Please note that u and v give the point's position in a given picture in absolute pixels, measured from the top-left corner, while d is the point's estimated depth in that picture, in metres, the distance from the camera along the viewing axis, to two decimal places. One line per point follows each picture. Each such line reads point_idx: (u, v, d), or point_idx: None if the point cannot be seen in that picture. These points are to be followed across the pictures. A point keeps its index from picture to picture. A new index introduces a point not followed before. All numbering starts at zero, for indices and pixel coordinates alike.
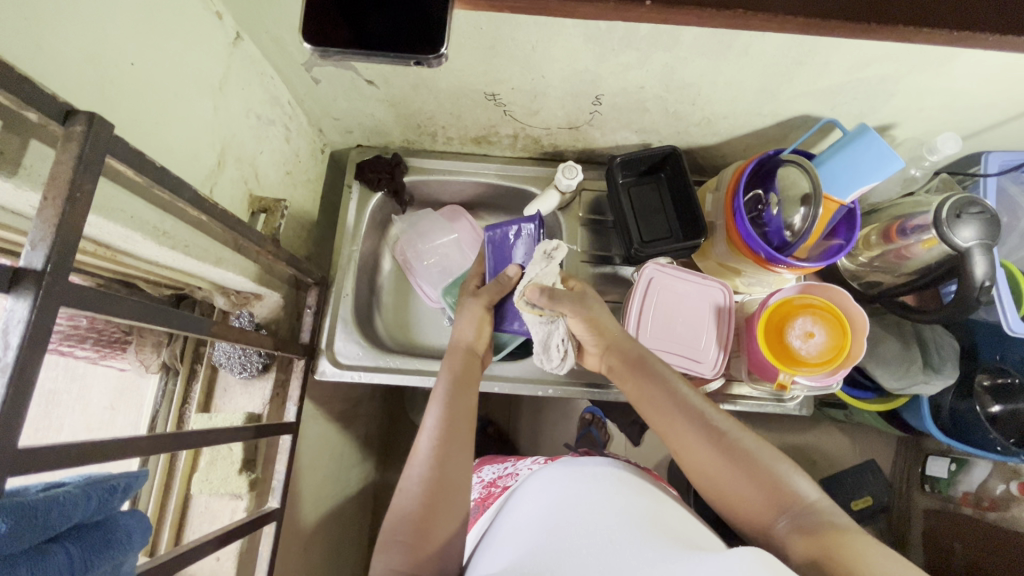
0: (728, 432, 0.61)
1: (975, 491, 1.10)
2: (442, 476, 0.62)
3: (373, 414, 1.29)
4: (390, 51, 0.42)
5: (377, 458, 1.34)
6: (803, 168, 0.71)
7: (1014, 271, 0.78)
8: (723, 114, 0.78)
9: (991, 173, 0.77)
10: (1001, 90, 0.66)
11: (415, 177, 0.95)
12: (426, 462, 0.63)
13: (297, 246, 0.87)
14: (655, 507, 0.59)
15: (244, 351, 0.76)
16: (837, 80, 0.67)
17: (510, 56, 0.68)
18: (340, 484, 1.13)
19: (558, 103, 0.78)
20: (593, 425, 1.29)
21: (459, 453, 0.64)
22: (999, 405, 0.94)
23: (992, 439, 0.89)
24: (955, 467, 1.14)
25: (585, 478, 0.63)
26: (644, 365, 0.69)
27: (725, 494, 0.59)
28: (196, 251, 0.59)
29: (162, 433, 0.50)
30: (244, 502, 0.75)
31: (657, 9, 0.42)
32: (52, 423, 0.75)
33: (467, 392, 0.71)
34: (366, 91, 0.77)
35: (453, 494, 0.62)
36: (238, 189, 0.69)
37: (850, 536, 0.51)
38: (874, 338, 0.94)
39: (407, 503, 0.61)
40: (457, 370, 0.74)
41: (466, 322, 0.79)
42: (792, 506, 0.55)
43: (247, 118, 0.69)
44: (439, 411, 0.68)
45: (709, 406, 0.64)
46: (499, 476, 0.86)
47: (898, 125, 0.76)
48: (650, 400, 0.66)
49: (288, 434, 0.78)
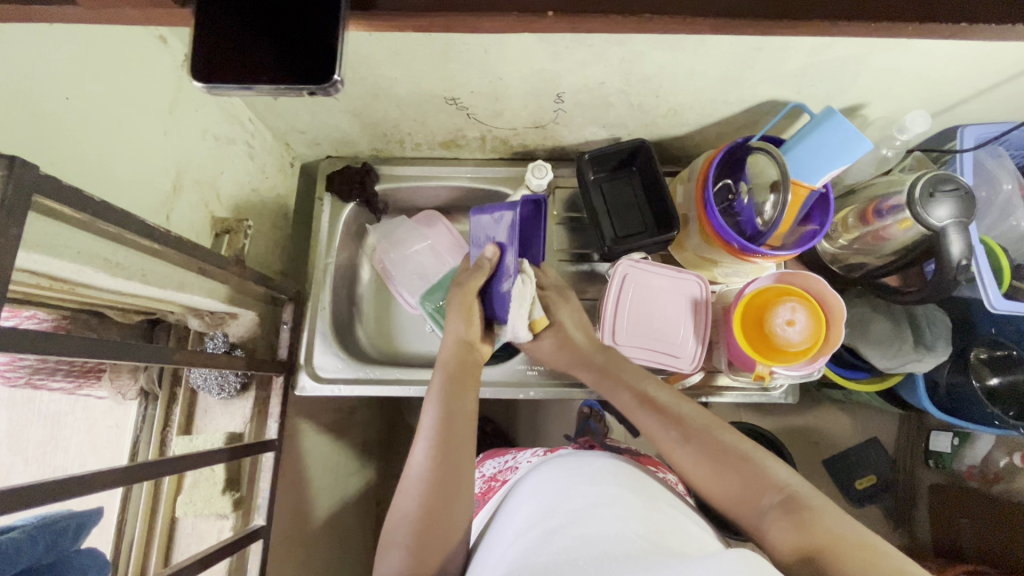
0: (703, 430, 0.64)
1: (980, 464, 1.15)
2: (437, 471, 0.63)
3: (369, 421, 1.30)
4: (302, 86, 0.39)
5: (379, 463, 1.34)
6: (771, 155, 0.70)
7: (992, 245, 0.75)
8: (689, 105, 0.76)
9: (968, 148, 0.74)
10: (969, 64, 0.64)
11: (388, 185, 0.95)
12: (424, 457, 0.64)
13: (269, 262, 0.87)
14: (659, 513, 0.58)
15: (220, 372, 0.77)
16: (800, 63, 0.65)
17: (465, 61, 0.67)
18: (338, 494, 1.13)
19: (521, 103, 0.77)
20: (592, 418, 1.28)
21: (457, 454, 0.65)
22: (998, 378, 0.95)
23: (992, 413, 0.91)
24: (959, 441, 1.16)
25: (586, 480, 0.62)
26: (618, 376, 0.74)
27: (711, 493, 0.60)
28: (156, 279, 0.58)
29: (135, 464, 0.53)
30: (230, 521, 0.75)
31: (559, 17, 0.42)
32: (58, 444, 0.78)
33: (464, 389, 0.70)
34: (326, 103, 0.77)
35: (454, 491, 0.62)
36: (199, 212, 0.68)
37: (827, 517, 0.51)
38: (865, 318, 0.96)
39: (409, 502, 0.62)
40: (451, 366, 0.72)
41: (452, 316, 0.76)
42: (769, 493, 0.56)
43: (204, 139, 0.68)
44: (436, 410, 0.68)
45: (689, 408, 0.67)
46: (499, 470, 0.85)
47: (868, 106, 0.74)
48: (637, 416, 0.70)
49: (271, 451, 0.79)
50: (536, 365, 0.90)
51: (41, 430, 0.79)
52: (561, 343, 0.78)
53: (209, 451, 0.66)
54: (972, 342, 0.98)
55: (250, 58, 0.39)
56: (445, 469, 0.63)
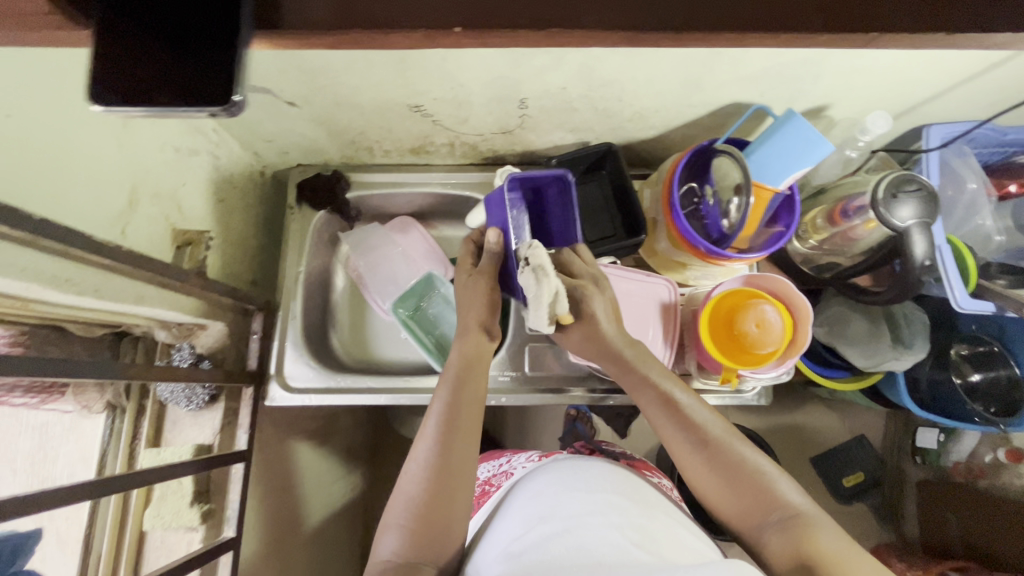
0: (720, 441, 0.61)
1: (965, 461, 1.13)
2: (443, 462, 0.60)
3: (355, 427, 1.29)
4: (199, 105, 0.38)
5: (367, 469, 1.34)
6: (734, 158, 0.69)
7: (959, 245, 0.75)
8: (654, 108, 0.76)
9: (933, 147, 0.74)
10: (927, 65, 0.64)
11: (359, 193, 0.94)
12: (431, 446, 0.62)
13: (238, 271, 0.86)
14: (653, 524, 0.58)
15: (187, 385, 0.77)
16: (759, 66, 0.65)
17: (423, 69, 0.66)
18: (322, 501, 1.13)
19: (485, 109, 0.76)
20: (579, 421, 1.29)
21: (463, 445, 0.62)
22: (978, 374, 0.98)
23: (972, 409, 0.92)
24: (945, 437, 1.16)
25: (582, 488, 0.62)
26: (632, 373, 0.68)
27: (716, 502, 0.60)
28: (111, 294, 0.58)
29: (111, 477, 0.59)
30: (199, 533, 0.75)
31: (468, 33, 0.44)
32: (48, 454, 0.72)
33: (476, 379, 0.67)
34: (289, 112, 0.77)
35: (459, 480, 0.60)
36: (158, 225, 0.67)
37: (834, 541, 0.52)
38: (843, 317, 0.96)
39: (411, 489, 0.60)
40: (466, 352, 0.69)
41: (467, 300, 0.72)
42: (775, 511, 0.56)
43: (164, 151, 0.68)
44: (447, 396, 0.65)
45: (705, 413, 0.64)
46: (493, 475, 0.82)
47: (832, 107, 0.74)
48: (650, 415, 0.66)
49: (241, 462, 0.79)
50: (508, 371, 0.90)
51: (30, 441, 0.72)
52: (588, 336, 0.69)
53: (176, 465, 0.68)
54: (953, 338, 0.99)
55: (161, 71, 0.38)
56: (450, 461, 0.61)
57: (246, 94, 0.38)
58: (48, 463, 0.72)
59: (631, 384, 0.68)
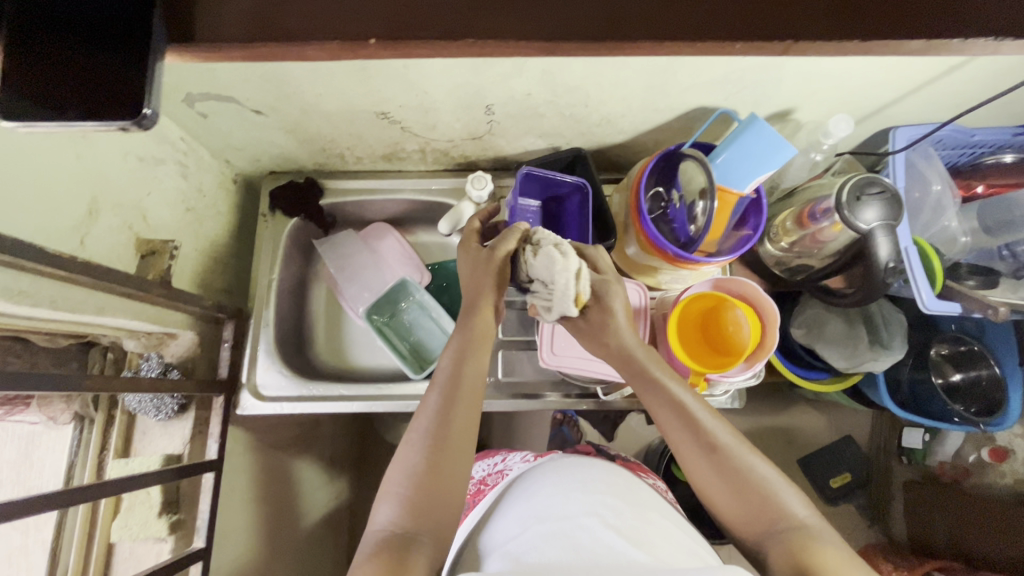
0: (729, 449, 0.60)
1: (951, 461, 1.14)
2: (444, 431, 0.60)
3: (341, 433, 1.28)
4: (114, 120, 0.38)
5: (353, 475, 1.33)
6: (700, 162, 0.69)
7: (925, 246, 0.75)
8: (621, 113, 0.76)
9: (898, 149, 0.74)
10: (886, 70, 0.64)
11: (332, 200, 0.94)
12: (432, 415, 0.61)
13: (208, 279, 0.86)
14: (647, 522, 0.59)
15: (156, 396, 0.76)
16: (720, 71, 0.65)
17: (386, 77, 0.67)
18: (306, 509, 1.11)
19: (452, 115, 0.76)
20: (564, 425, 1.30)
21: (466, 414, 0.62)
22: (960, 374, 0.99)
23: (952, 409, 0.92)
24: (930, 437, 1.16)
25: (578, 487, 0.63)
26: (643, 374, 0.65)
27: (721, 507, 0.59)
28: (67, 304, 0.58)
29: (77, 486, 0.58)
30: (168, 544, 0.75)
31: (384, 45, 0.44)
32: (33, 465, 0.73)
33: (481, 350, 0.67)
34: (256, 120, 0.77)
35: (460, 450, 0.60)
36: (120, 234, 0.67)
37: (838, 555, 0.52)
38: (820, 319, 0.96)
39: (411, 456, 0.59)
40: (473, 323, 0.68)
41: (473, 278, 0.71)
42: (778, 522, 0.56)
43: (126, 160, 0.68)
44: (450, 365, 0.65)
45: (714, 418, 0.62)
46: (488, 474, 0.79)
47: (798, 110, 0.74)
48: (657, 418, 0.64)
49: (211, 472, 0.79)
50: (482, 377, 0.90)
51: (15, 450, 0.73)
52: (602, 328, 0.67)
53: (148, 474, 0.68)
54: (934, 338, 0.99)
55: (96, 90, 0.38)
56: (451, 431, 0.60)
57: (156, 107, 0.39)
58: (34, 474, 0.73)
59: (641, 386, 0.65)
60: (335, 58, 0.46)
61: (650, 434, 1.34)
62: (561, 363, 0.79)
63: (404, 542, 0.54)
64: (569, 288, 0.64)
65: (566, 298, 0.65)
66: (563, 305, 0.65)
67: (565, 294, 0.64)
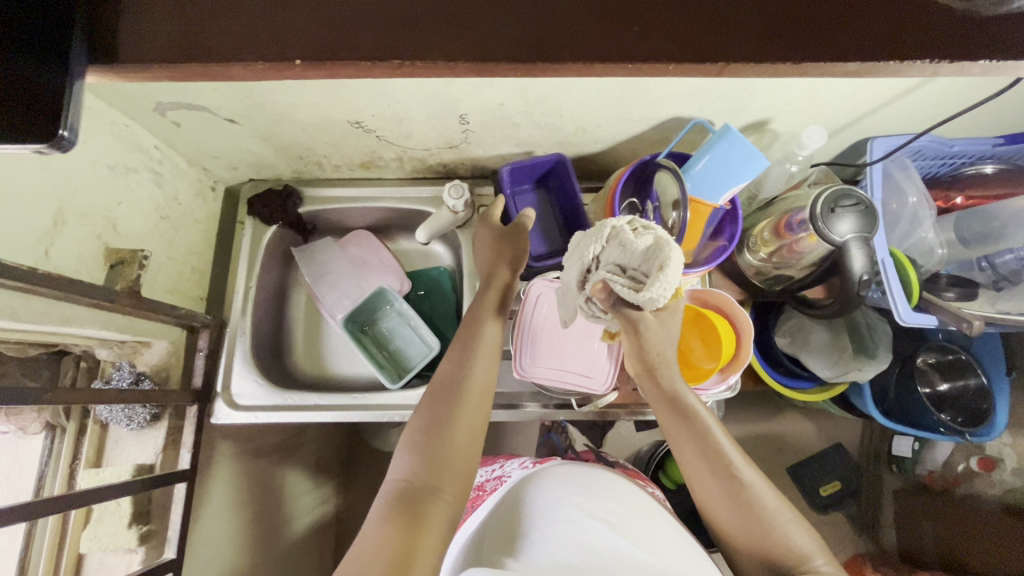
0: (744, 479, 0.58)
1: (940, 470, 1.12)
2: (462, 389, 0.63)
3: (328, 439, 1.28)
4: (27, 142, 0.41)
5: (340, 481, 1.32)
6: (673, 172, 0.69)
7: (901, 258, 0.75)
8: (596, 123, 0.76)
9: (876, 159, 0.74)
10: (857, 83, 0.64)
11: (312, 207, 0.94)
12: (451, 376, 0.64)
13: (184, 287, 0.86)
14: (649, 528, 0.60)
15: (126, 407, 0.75)
16: (690, 83, 0.65)
17: (355, 88, 0.66)
18: (292, 515, 1.11)
19: (426, 124, 0.76)
20: (552, 431, 1.26)
21: (483, 374, 0.65)
22: (947, 383, 0.97)
23: (939, 420, 0.92)
24: (919, 445, 1.15)
25: (585, 490, 0.64)
26: (671, 395, 0.62)
27: (727, 533, 0.59)
28: (29, 314, 0.58)
29: (44, 498, 0.58)
30: (138, 555, 0.75)
31: (309, 66, 0.45)
32: (21, 468, 0.72)
33: (497, 316, 0.72)
34: (231, 129, 0.77)
35: (476, 406, 0.62)
36: (88, 244, 0.67)
37: None
38: (804, 327, 0.94)
39: (430, 413, 0.61)
40: (494, 297, 0.73)
41: (494, 261, 0.77)
42: (782, 559, 0.54)
43: (96, 169, 0.68)
44: (468, 331, 0.70)
45: (732, 444, 0.60)
46: (487, 479, 0.77)
47: (774, 120, 0.74)
48: (675, 440, 0.62)
49: (184, 482, 0.79)
50: None
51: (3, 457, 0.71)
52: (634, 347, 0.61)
53: (116, 484, 0.68)
54: (921, 347, 0.97)
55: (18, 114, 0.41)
56: (470, 386, 0.63)
57: (73, 128, 0.42)
58: (19, 477, 0.72)
59: (670, 414, 0.62)
60: (261, 76, 0.46)
61: (638, 441, 1.33)
62: (538, 374, 0.78)
63: (420, 491, 0.55)
64: (677, 280, 0.52)
65: (669, 283, 0.52)
66: (661, 292, 0.52)
67: (673, 279, 0.51)
